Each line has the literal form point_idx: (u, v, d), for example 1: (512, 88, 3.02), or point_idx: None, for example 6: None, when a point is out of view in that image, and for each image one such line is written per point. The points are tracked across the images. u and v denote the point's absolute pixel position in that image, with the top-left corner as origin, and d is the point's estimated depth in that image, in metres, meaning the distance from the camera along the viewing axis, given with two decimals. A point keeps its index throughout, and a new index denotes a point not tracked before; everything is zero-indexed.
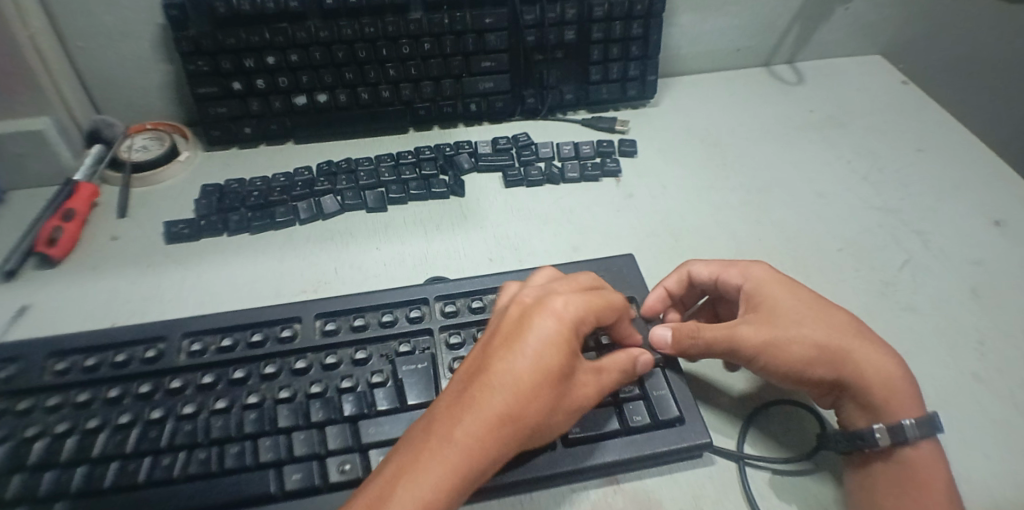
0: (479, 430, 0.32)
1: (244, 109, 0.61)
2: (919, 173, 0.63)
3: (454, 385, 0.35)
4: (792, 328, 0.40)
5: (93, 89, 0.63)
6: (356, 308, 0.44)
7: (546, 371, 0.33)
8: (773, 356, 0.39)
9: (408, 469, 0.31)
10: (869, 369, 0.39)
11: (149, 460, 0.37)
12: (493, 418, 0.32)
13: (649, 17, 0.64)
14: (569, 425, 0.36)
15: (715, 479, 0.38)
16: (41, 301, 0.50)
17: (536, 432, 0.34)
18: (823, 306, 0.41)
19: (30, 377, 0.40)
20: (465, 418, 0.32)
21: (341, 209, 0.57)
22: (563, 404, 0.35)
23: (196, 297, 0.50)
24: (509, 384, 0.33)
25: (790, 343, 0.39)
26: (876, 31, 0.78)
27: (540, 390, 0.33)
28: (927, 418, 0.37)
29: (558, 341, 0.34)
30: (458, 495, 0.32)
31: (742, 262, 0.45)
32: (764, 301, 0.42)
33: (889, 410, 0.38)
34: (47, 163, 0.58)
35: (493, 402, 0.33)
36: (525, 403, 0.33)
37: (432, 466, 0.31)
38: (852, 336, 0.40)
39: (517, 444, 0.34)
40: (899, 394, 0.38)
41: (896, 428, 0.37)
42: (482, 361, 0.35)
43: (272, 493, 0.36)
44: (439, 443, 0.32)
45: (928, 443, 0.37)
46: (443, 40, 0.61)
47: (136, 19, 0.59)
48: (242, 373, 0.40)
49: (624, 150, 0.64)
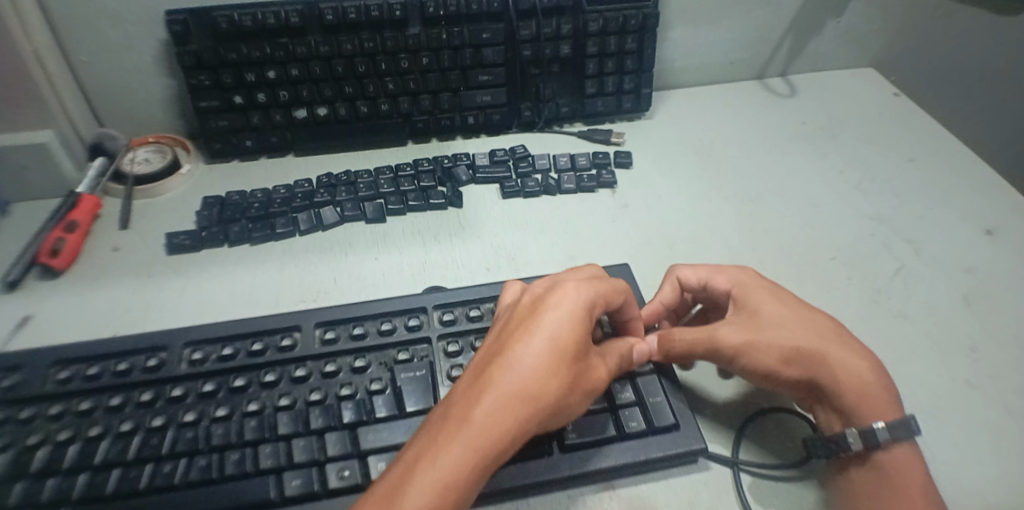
0: (500, 404, 0.33)
1: (245, 122, 0.62)
2: (910, 183, 0.64)
3: (473, 368, 0.36)
4: (770, 330, 0.41)
5: (97, 103, 0.64)
6: (355, 317, 0.45)
7: (562, 349, 0.35)
8: (749, 357, 0.40)
9: (430, 449, 0.32)
10: (844, 372, 0.39)
11: (150, 467, 0.37)
12: (512, 395, 0.33)
13: (643, 31, 0.66)
14: (587, 406, 0.37)
15: (710, 484, 0.39)
16: (43, 311, 0.50)
17: (553, 413, 0.34)
18: (804, 309, 0.42)
19: (31, 386, 0.41)
20: (484, 396, 0.33)
21: (340, 220, 0.57)
22: (580, 384, 0.35)
23: (197, 307, 0.51)
24: (527, 361, 0.34)
25: (766, 344, 0.40)
26: (865, 44, 0.80)
27: (557, 368, 0.34)
28: (900, 421, 0.37)
29: (572, 320, 0.36)
30: (480, 473, 0.32)
31: (729, 268, 0.45)
32: (747, 306, 0.42)
33: (862, 414, 0.38)
34: (50, 176, 0.59)
35: (511, 380, 0.33)
36: (544, 378, 0.34)
37: (456, 440, 0.32)
38: (830, 340, 0.40)
39: (538, 421, 0.34)
40: (874, 399, 0.38)
41: (867, 432, 0.37)
42: (499, 345, 0.36)
43: (272, 499, 0.36)
44: (461, 419, 0.33)
45: (905, 445, 0.37)
46: (441, 54, 0.62)
47: (140, 35, 0.60)
48: (242, 381, 0.41)
49: (619, 161, 0.65)
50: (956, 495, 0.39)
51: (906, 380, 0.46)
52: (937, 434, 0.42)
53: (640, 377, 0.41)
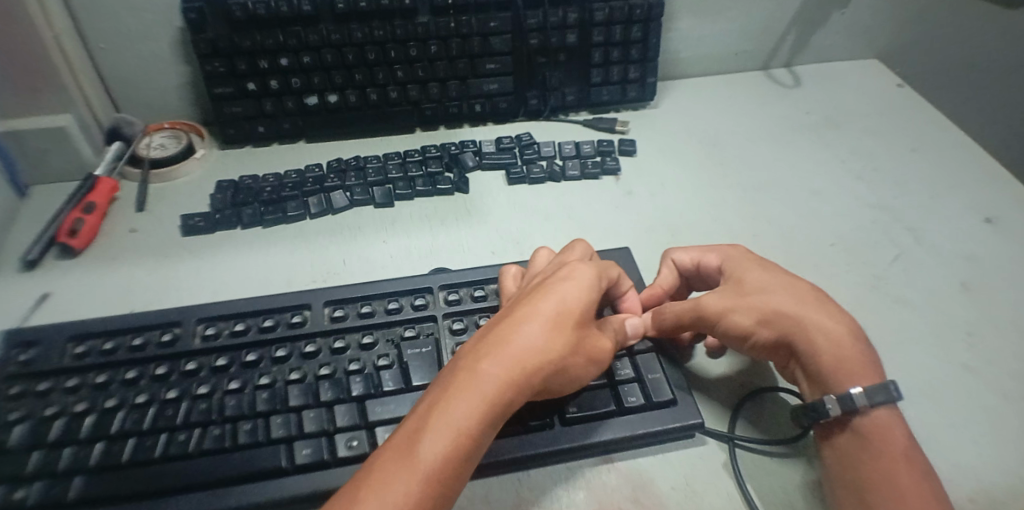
0: (510, 359, 0.34)
1: (257, 108, 0.63)
2: (913, 173, 0.65)
3: (484, 330, 0.37)
4: (753, 296, 0.42)
5: (112, 89, 0.65)
6: (364, 296, 0.46)
7: (567, 313, 0.37)
8: (728, 321, 0.41)
9: (442, 399, 0.33)
10: (821, 338, 0.40)
11: (165, 436, 0.39)
12: (521, 350, 0.35)
13: (649, 21, 0.66)
14: (591, 372, 0.38)
15: (705, 459, 0.40)
16: (60, 290, 0.52)
17: (558, 372, 0.36)
18: (789, 280, 0.43)
19: (50, 359, 0.42)
20: (494, 352, 0.35)
21: (350, 204, 0.59)
22: (584, 347, 0.37)
23: (209, 286, 0.52)
24: (535, 322, 0.36)
25: (745, 308, 0.41)
26: (873, 36, 0.80)
27: (563, 329, 0.36)
28: (878, 386, 0.37)
29: (578, 288, 0.38)
30: (491, 422, 0.33)
31: (720, 246, 0.47)
32: (733, 276, 0.44)
33: (838, 379, 0.38)
34: (68, 159, 0.61)
35: (520, 338, 0.35)
36: (550, 337, 0.36)
37: (467, 392, 0.33)
38: (810, 305, 0.41)
39: (543, 379, 0.36)
40: (853, 364, 0.39)
41: (844, 398, 0.37)
42: (509, 310, 0.38)
43: (283, 467, 0.38)
44: (471, 372, 0.34)
45: (884, 410, 0.37)
46: (449, 42, 0.63)
47: (155, 22, 0.61)
48: (255, 356, 0.42)
49: (624, 149, 0.66)
50: (949, 474, 0.40)
51: (903, 363, 0.47)
52: (931, 414, 0.43)
53: (640, 355, 0.43)
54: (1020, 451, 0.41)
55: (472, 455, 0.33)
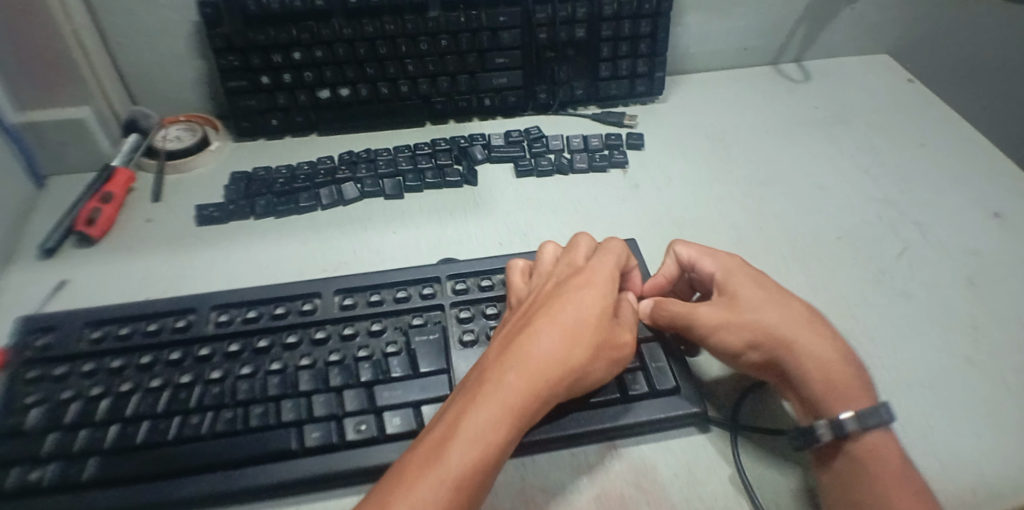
0: (532, 369, 0.35)
1: (271, 102, 0.64)
2: (922, 167, 0.64)
3: (502, 338, 0.38)
4: (745, 314, 0.41)
5: (130, 83, 0.66)
6: (373, 285, 0.47)
7: (585, 322, 0.38)
8: (718, 340, 0.42)
9: (467, 408, 0.34)
10: (812, 362, 0.39)
11: (179, 419, 0.40)
12: (543, 360, 0.36)
13: (658, 16, 0.67)
14: (607, 378, 0.39)
15: (708, 447, 0.41)
16: (77, 277, 0.53)
17: (578, 379, 0.37)
18: (785, 299, 0.42)
19: (67, 344, 0.43)
20: (516, 361, 0.35)
21: (360, 196, 0.60)
22: (603, 354, 0.38)
23: (222, 274, 0.53)
24: (554, 331, 0.37)
25: (736, 328, 0.41)
26: (884, 30, 0.80)
27: (583, 338, 0.37)
28: (871, 411, 0.37)
29: (594, 298, 0.39)
30: (515, 430, 0.34)
31: (721, 252, 0.46)
32: (727, 289, 0.43)
33: (828, 403, 0.38)
34: (86, 151, 0.62)
35: (542, 348, 0.36)
36: (570, 346, 0.36)
37: (493, 401, 0.34)
38: (803, 329, 0.40)
39: (563, 387, 0.36)
40: (844, 390, 0.38)
41: (836, 422, 0.37)
42: (526, 318, 0.38)
43: (294, 449, 0.39)
44: (496, 382, 0.35)
45: (877, 433, 0.37)
46: (459, 37, 0.64)
47: (171, 17, 0.63)
48: (266, 342, 0.43)
49: (632, 143, 0.66)
50: (951, 465, 0.40)
51: (906, 355, 0.47)
52: (934, 406, 0.43)
53: (644, 344, 0.44)
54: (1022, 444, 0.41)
55: (497, 463, 0.33)
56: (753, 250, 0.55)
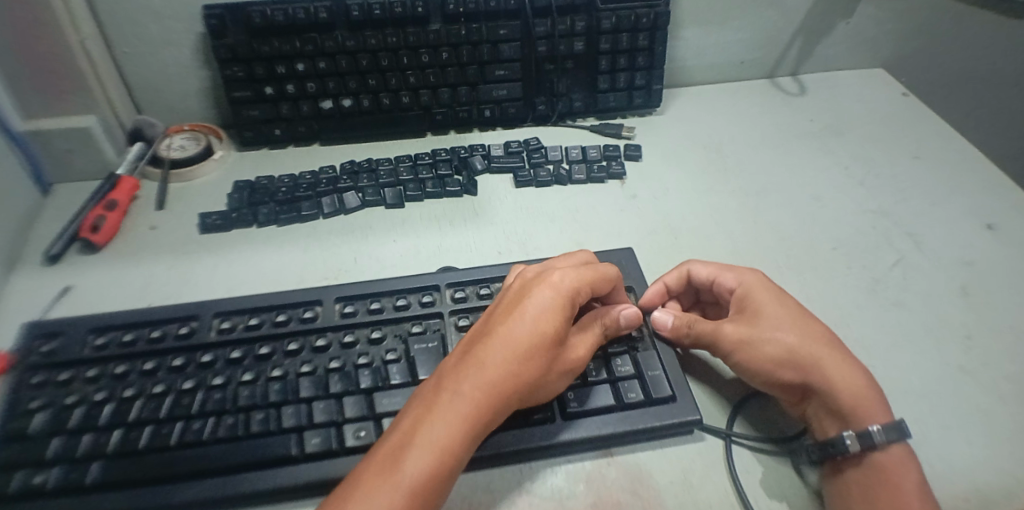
0: (487, 382, 0.36)
1: (274, 112, 0.65)
2: (915, 179, 0.65)
3: (464, 346, 0.39)
4: (767, 330, 0.43)
5: (135, 92, 0.68)
6: (374, 293, 0.48)
7: (543, 334, 0.38)
8: (743, 355, 0.43)
9: (425, 418, 0.35)
10: (836, 376, 0.41)
11: (181, 424, 0.40)
12: (498, 372, 0.37)
13: (655, 30, 0.68)
14: (566, 384, 0.40)
15: (702, 454, 0.41)
16: (82, 284, 0.54)
17: (534, 390, 0.38)
18: (802, 317, 0.44)
19: (72, 350, 0.44)
20: (472, 373, 0.37)
21: (362, 205, 0.60)
22: (558, 366, 0.39)
23: (224, 282, 0.54)
24: (511, 342, 0.37)
25: (761, 343, 0.42)
26: (879, 45, 0.81)
27: (539, 350, 0.38)
28: (892, 424, 0.39)
29: (554, 308, 0.39)
30: (469, 440, 0.35)
31: (739, 268, 0.48)
32: (748, 305, 0.45)
33: (856, 416, 0.40)
34: (91, 159, 0.63)
35: (498, 360, 0.37)
36: (526, 359, 0.37)
37: (448, 413, 0.35)
38: (821, 346, 0.42)
39: (519, 397, 0.37)
40: (866, 402, 0.40)
41: (864, 434, 0.38)
42: (490, 326, 0.39)
43: (294, 455, 0.39)
44: (451, 393, 0.36)
45: (897, 447, 0.39)
46: (459, 49, 0.65)
47: (177, 28, 0.64)
48: (267, 349, 0.44)
49: (629, 154, 0.67)
50: (944, 474, 0.40)
51: (900, 364, 0.47)
52: (926, 414, 0.44)
53: (640, 353, 0.44)
54: (1015, 452, 0.42)
55: (453, 470, 0.34)
56: (749, 261, 0.56)
